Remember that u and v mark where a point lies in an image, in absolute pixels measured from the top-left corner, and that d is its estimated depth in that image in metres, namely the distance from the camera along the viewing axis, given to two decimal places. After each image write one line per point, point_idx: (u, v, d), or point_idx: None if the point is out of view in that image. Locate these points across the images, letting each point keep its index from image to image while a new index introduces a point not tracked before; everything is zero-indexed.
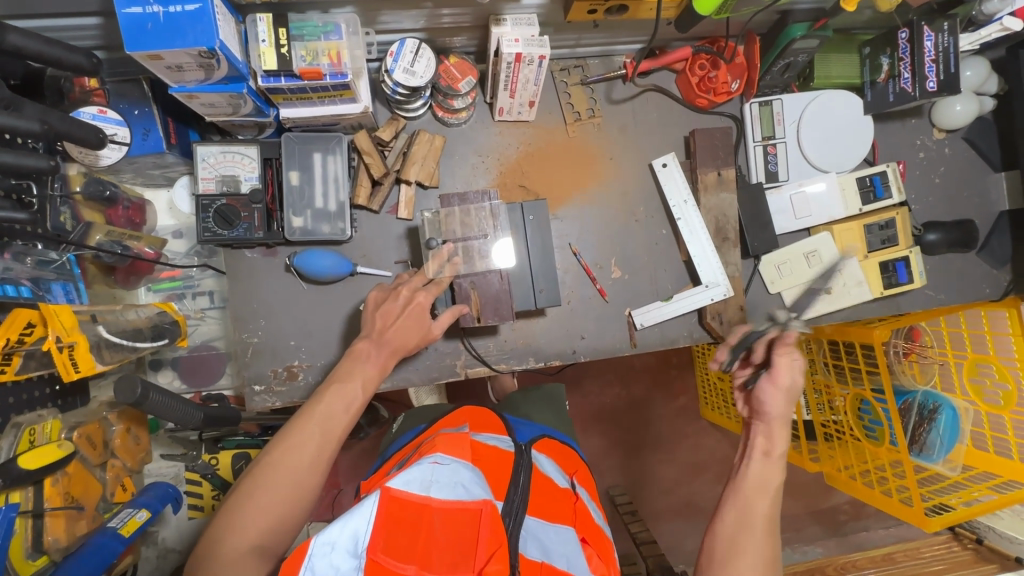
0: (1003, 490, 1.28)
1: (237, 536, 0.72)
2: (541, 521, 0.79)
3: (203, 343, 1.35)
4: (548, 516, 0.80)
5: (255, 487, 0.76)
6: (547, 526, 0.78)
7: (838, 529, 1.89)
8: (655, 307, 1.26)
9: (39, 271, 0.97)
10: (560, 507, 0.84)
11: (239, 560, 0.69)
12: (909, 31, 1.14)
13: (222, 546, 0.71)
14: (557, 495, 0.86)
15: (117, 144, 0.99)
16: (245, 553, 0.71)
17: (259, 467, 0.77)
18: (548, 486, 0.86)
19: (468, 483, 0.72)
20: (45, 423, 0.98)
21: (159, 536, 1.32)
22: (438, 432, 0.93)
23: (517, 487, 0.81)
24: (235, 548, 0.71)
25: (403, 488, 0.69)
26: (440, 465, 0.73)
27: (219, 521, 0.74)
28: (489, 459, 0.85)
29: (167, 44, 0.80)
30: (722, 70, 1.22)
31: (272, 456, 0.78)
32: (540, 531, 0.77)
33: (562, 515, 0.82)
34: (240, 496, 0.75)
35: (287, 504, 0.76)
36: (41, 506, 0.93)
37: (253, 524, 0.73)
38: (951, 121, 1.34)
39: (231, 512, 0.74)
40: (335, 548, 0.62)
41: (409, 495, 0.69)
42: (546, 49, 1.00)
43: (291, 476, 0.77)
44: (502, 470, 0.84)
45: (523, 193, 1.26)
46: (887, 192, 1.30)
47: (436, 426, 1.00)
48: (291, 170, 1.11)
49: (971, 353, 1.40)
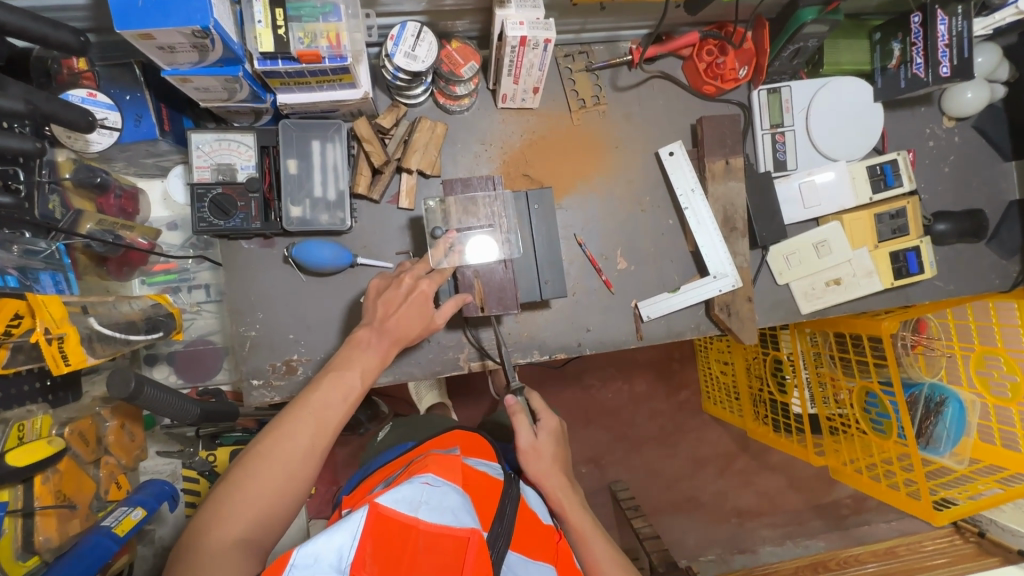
0: (1010, 483, 1.29)
1: (224, 528, 0.69)
2: (524, 556, 0.77)
3: (200, 338, 1.31)
4: (530, 551, 0.79)
5: (244, 477, 0.73)
6: (529, 562, 0.76)
7: (840, 524, 1.89)
8: (662, 299, 1.24)
9: (26, 260, 0.93)
10: (542, 544, 0.82)
11: (223, 552, 0.67)
12: (922, 15, 1.12)
13: (207, 537, 0.68)
14: (541, 533, 0.85)
15: (107, 129, 0.96)
16: (231, 546, 0.68)
17: (249, 457, 0.75)
18: (532, 519, 0.86)
19: (457, 509, 0.68)
20: (35, 418, 0.93)
21: (156, 535, 1.27)
22: (427, 452, 0.89)
23: (503, 518, 0.77)
24: (220, 539, 0.68)
25: (391, 506, 0.65)
26: (431, 485, 0.69)
27: (206, 511, 0.71)
28: (477, 485, 0.81)
29: (158, 23, 0.76)
30: (730, 56, 1.19)
31: (264, 445, 0.76)
32: (521, 566, 0.75)
33: (546, 553, 0.82)
34: (229, 486, 0.73)
35: (278, 496, 0.73)
36: (30, 505, 0.90)
37: (240, 516, 0.70)
38: (961, 108, 1.32)
39: (219, 502, 0.71)
40: (319, 561, 0.59)
41: (397, 513, 0.65)
42: (551, 32, 0.97)
43: (283, 466, 0.74)
44: (490, 497, 0.81)
45: (527, 182, 1.23)
46: (898, 181, 1.27)
47: (425, 446, 0.97)
48: (289, 158, 1.08)
49: (978, 345, 1.37)
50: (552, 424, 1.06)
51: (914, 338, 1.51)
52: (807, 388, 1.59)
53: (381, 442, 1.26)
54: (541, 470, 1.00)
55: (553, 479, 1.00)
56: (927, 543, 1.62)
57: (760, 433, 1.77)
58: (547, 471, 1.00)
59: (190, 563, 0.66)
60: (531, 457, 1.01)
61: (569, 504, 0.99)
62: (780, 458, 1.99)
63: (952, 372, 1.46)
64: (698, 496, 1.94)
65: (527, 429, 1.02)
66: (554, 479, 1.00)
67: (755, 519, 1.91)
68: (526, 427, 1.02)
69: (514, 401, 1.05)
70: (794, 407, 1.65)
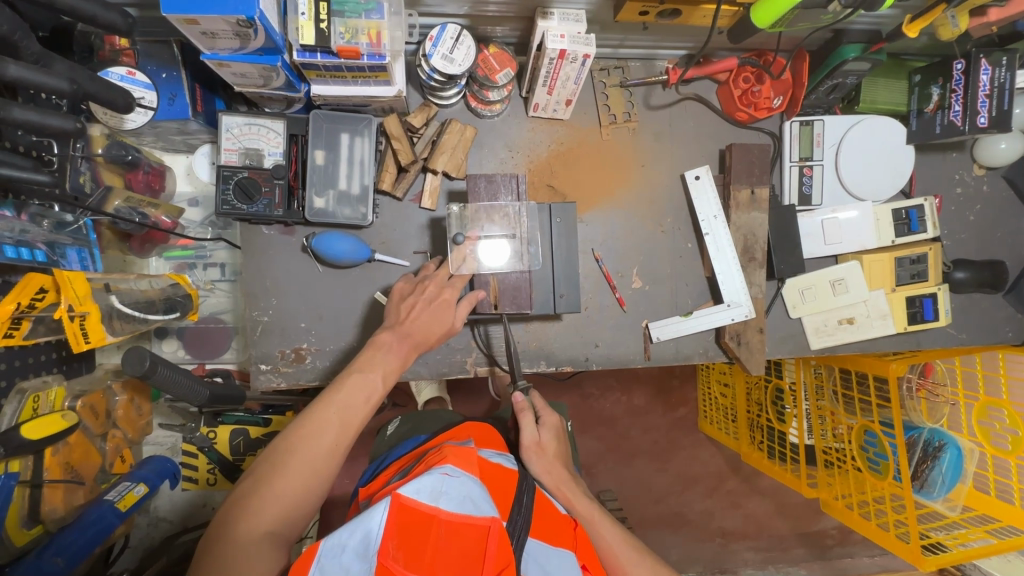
0: (1001, 535, 1.26)
1: (251, 521, 0.70)
2: (545, 544, 0.73)
3: (211, 316, 1.33)
4: (551, 539, 0.75)
5: (269, 473, 0.73)
6: (551, 550, 0.73)
7: (823, 553, 1.66)
8: (672, 322, 1.24)
9: (55, 235, 0.98)
10: (561, 532, 0.79)
11: (253, 544, 0.68)
12: (965, 63, 1.10)
13: (236, 528, 0.69)
14: (559, 520, 0.81)
15: (143, 108, 0.98)
16: (259, 539, 0.69)
17: (275, 453, 0.75)
18: (550, 511, 0.82)
19: (477, 498, 0.67)
20: (50, 390, 1.01)
21: (153, 505, 1.33)
22: (443, 444, 0.89)
23: (521, 507, 0.75)
24: (249, 531, 0.69)
25: (413, 496, 0.64)
26: (451, 476, 0.68)
27: (234, 504, 0.72)
28: (494, 475, 0.80)
29: (203, 10, 0.77)
30: (767, 85, 1.17)
31: (289, 442, 0.76)
32: (543, 555, 0.71)
33: (565, 540, 0.77)
34: (255, 481, 0.73)
35: (303, 491, 0.74)
36: (39, 477, 0.97)
37: (266, 509, 0.71)
38: (994, 158, 1.31)
39: (246, 496, 0.72)
40: (345, 550, 0.59)
41: (418, 503, 0.64)
42: (592, 48, 0.96)
43: (307, 463, 0.75)
44: (507, 488, 0.79)
45: (550, 193, 1.23)
46: (922, 227, 1.27)
47: (440, 437, 0.97)
48: (317, 149, 1.08)
49: (982, 395, 1.34)
50: (554, 421, 1.05)
51: (917, 381, 1.48)
52: (806, 419, 1.58)
53: (391, 436, 1.26)
54: (545, 467, 0.99)
55: (557, 475, 0.99)
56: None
57: (754, 457, 1.78)
58: (550, 467, 1.00)
59: (220, 553, 0.67)
60: (535, 453, 1.00)
61: (573, 494, 0.98)
62: (769, 481, 1.89)
63: (953, 420, 1.43)
64: (686, 513, 1.84)
65: (530, 426, 1.02)
66: (557, 474, 0.99)
67: (738, 541, 1.75)
68: (531, 424, 1.02)
69: (522, 398, 1.05)
70: (790, 436, 1.63)
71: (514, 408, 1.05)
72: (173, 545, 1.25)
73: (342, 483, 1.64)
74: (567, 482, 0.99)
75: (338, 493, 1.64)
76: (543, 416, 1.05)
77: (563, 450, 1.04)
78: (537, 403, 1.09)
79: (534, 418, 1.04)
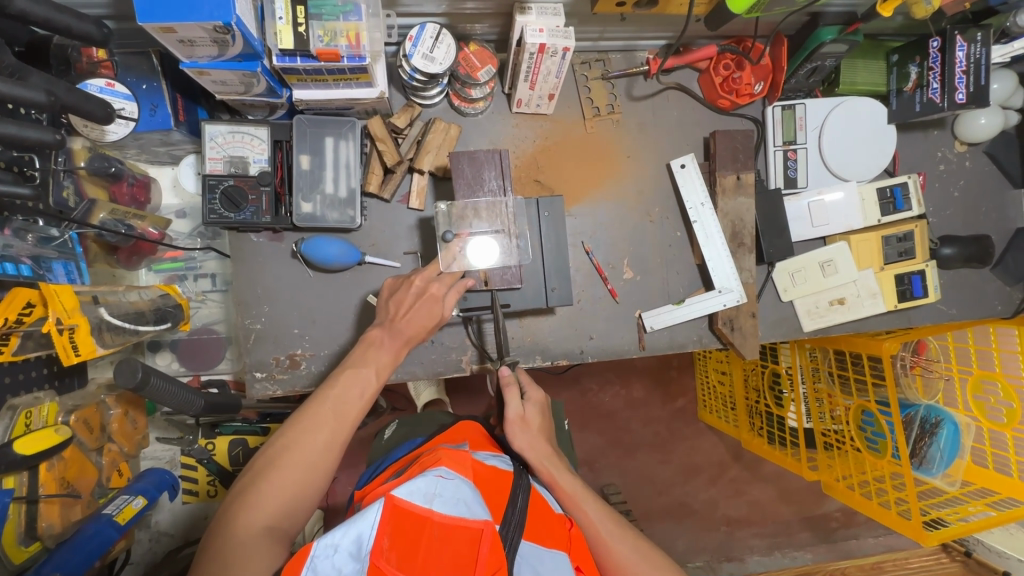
0: (1001, 507, 1.26)
1: (251, 516, 0.70)
2: (537, 546, 0.73)
3: (203, 326, 1.33)
4: (544, 540, 0.75)
5: (266, 469, 0.74)
6: (545, 553, 0.73)
7: (828, 536, 1.81)
8: (666, 310, 1.24)
9: (40, 248, 0.98)
10: (555, 532, 0.79)
11: (251, 538, 0.68)
12: (941, 40, 1.11)
13: (236, 523, 0.69)
14: (552, 520, 0.81)
15: (124, 119, 0.97)
16: (257, 533, 0.69)
17: (273, 448, 0.76)
18: (544, 509, 0.82)
19: (471, 500, 0.66)
20: (41, 406, 1.02)
21: (153, 520, 1.32)
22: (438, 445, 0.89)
23: (515, 509, 0.75)
24: (247, 526, 0.69)
25: (407, 499, 0.64)
26: (446, 478, 0.67)
27: (232, 501, 0.72)
28: (488, 478, 0.79)
29: (181, 18, 0.77)
30: (746, 71, 1.19)
31: (286, 438, 0.77)
32: (537, 558, 0.71)
33: (559, 541, 0.77)
34: (254, 477, 0.74)
35: (302, 486, 0.74)
36: (35, 492, 0.97)
37: (266, 504, 0.71)
38: (974, 134, 1.32)
39: (246, 491, 0.72)
40: (338, 551, 0.59)
41: (412, 505, 0.63)
42: (571, 41, 0.96)
43: (305, 457, 0.75)
44: (501, 490, 0.79)
45: (538, 188, 1.23)
46: (907, 204, 1.28)
47: (436, 439, 0.97)
48: (302, 153, 1.07)
49: (976, 369, 1.34)
50: (540, 396, 1.04)
51: (912, 359, 1.49)
52: (804, 402, 1.56)
53: (389, 438, 1.27)
54: (527, 442, 0.98)
55: (539, 450, 0.98)
56: (914, 560, 1.64)
57: (754, 444, 1.73)
58: (534, 442, 0.99)
59: (219, 548, 0.67)
60: (519, 428, 0.99)
61: (558, 472, 0.97)
62: (770, 467, 1.88)
63: (948, 396, 1.43)
64: (690, 502, 1.84)
65: (514, 400, 1.00)
66: (541, 449, 0.98)
67: (744, 528, 1.82)
68: (515, 398, 1.00)
69: (507, 372, 1.03)
70: (789, 420, 1.62)
71: (500, 383, 1.04)
72: (176, 558, 1.26)
73: (343, 489, 1.64)
74: (543, 452, 0.98)
75: (339, 500, 1.64)
76: (530, 391, 1.04)
77: (545, 427, 1.02)
78: (523, 379, 1.08)
79: (519, 393, 1.02)
